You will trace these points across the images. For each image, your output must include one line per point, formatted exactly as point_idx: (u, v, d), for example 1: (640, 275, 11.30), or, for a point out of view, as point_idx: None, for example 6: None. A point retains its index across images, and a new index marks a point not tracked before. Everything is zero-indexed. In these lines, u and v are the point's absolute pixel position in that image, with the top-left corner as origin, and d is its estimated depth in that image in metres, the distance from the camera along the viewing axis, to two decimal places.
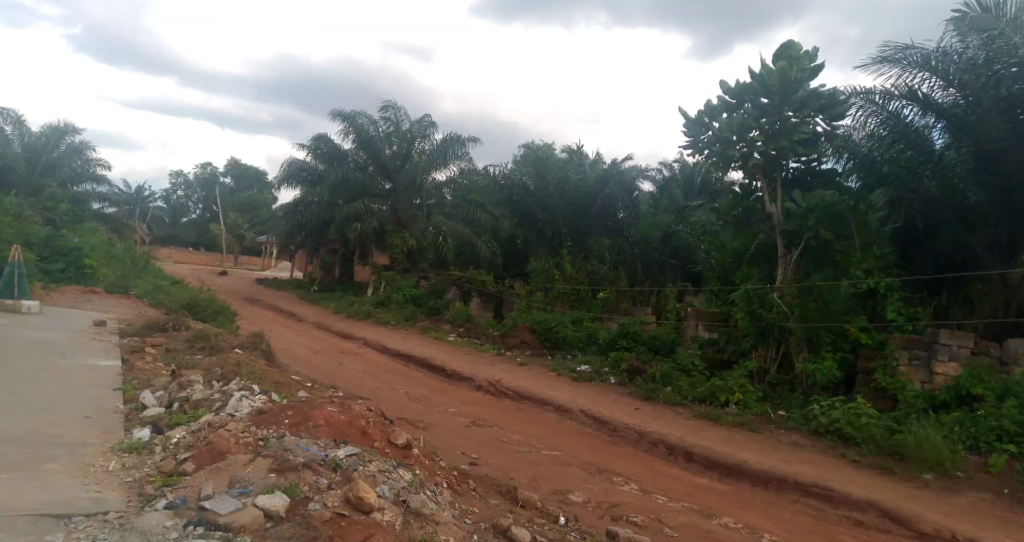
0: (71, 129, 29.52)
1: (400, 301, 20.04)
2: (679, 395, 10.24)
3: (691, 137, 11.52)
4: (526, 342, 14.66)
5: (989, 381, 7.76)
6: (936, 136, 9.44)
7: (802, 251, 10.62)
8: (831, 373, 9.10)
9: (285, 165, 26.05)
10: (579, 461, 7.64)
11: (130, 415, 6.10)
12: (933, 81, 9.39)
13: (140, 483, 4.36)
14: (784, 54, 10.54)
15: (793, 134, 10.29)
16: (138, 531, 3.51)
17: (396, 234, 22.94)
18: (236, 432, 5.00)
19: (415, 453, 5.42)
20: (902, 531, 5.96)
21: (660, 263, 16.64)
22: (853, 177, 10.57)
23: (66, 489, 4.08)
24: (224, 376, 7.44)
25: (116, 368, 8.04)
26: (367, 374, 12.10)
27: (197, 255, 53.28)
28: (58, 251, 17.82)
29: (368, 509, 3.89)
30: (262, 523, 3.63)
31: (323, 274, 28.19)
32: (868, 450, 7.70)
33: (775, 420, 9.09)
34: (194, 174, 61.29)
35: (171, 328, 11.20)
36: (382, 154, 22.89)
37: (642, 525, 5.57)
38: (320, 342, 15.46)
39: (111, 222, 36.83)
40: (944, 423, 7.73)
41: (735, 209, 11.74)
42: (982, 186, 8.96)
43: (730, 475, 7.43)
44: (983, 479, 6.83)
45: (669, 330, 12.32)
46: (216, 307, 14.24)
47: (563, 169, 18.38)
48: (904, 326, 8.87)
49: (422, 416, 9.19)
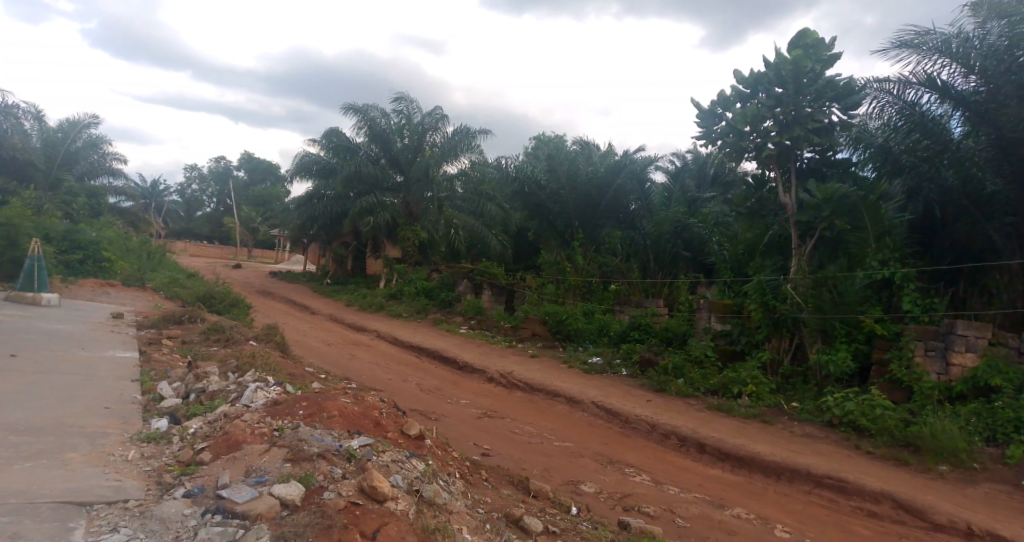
0: (92, 121, 29.94)
1: (413, 293, 20.14)
2: (691, 387, 10.22)
3: (703, 128, 11.45)
4: (537, 334, 14.72)
5: (1007, 372, 7.66)
6: (955, 126, 9.31)
7: (816, 242, 10.55)
8: (844, 365, 9.03)
9: (297, 159, 26.24)
10: (591, 452, 7.66)
11: (148, 406, 6.21)
12: (953, 67, 9.19)
13: (159, 471, 4.44)
14: (800, 42, 10.44)
15: (807, 125, 10.19)
16: (158, 519, 3.58)
17: (407, 227, 23.10)
18: (253, 422, 5.07)
19: (428, 444, 5.45)
20: (916, 522, 5.93)
21: (672, 255, 16.29)
22: (868, 167, 10.45)
23: (88, 477, 4.18)
24: (240, 367, 7.55)
25: (135, 359, 8.18)
26: (380, 366, 12.22)
27: (210, 248, 53.77)
28: (76, 245, 18.07)
29: (382, 499, 3.93)
30: (278, 511, 3.69)
31: (335, 268, 28.38)
32: (882, 441, 7.66)
33: (788, 411, 9.05)
34: (208, 168, 62.03)
35: (187, 320, 11.37)
36: (394, 147, 23.23)
37: (654, 515, 5.58)
38: (333, 334, 15.63)
39: (126, 216, 37.27)
40: (960, 415, 7.65)
41: (748, 199, 11.72)
42: (1001, 175, 8.82)
43: (742, 466, 7.43)
44: (999, 471, 6.78)
45: (681, 322, 12.22)
46: (231, 299, 14.43)
47: (574, 159, 18.29)
48: (919, 317, 8.77)
49: (434, 408, 9.24)
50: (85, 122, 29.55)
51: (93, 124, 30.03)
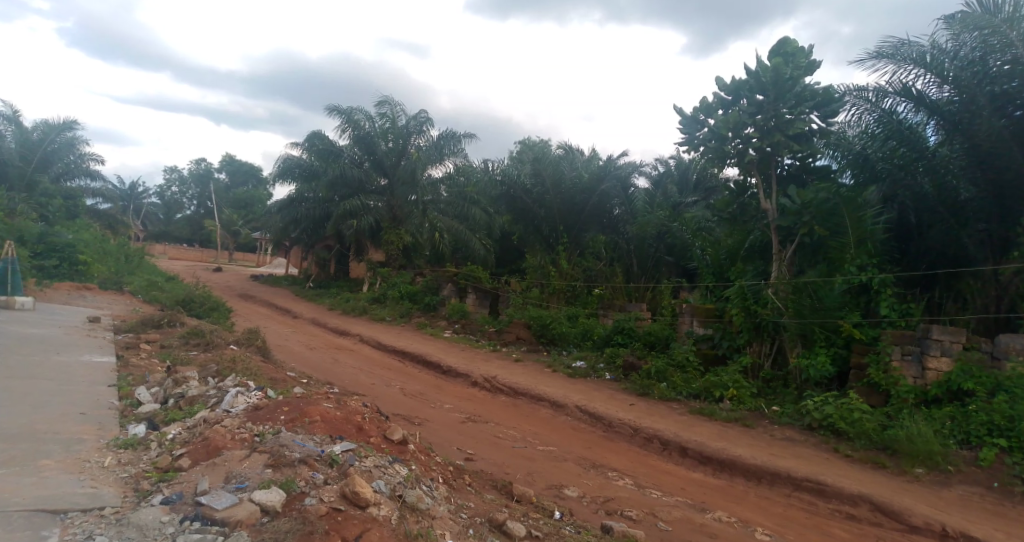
0: (72, 124, 29.60)
1: (396, 298, 20.00)
2: (673, 391, 10.28)
3: (686, 134, 11.58)
4: (521, 338, 14.72)
5: (980, 375, 7.78)
6: (930, 133, 9.50)
7: (796, 248, 10.71)
8: (824, 368, 9.20)
9: (279, 161, 26.01)
10: (573, 456, 7.66)
11: (126, 411, 6.10)
12: (927, 77, 9.37)
13: (136, 478, 4.36)
14: (780, 51, 10.60)
15: (787, 130, 10.31)
16: (135, 526, 3.51)
17: (391, 230, 23.04)
18: (233, 428, 5.01)
19: (411, 449, 5.42)
20: (893, 524, 6.02)
21: (655, 259, 17.04)
22: (847, 173, 10.64)
23: (62, 484, 4.09)
24: (220, 372, 7.46)
25: (111, 364, 8.03)
26: (363, 370, 12.09)
27: (189, 251, 52.83)
28: (52, 248, 17.70)
29: (364, 504, 3.90)
30: (259, 518, 3.65)
31: (317, 271, 28.14)
32: (861, 445, 7.78)
33: (769, 415, 9.14)
34: (188, 170, 61.36)
35: (165, 324, 11.21)
36: (378, 150, 23.02)
37: (636, 520, 5.60)
38: (315, 338, 15.48)
39: (104, 218, 36.78)
40: (936, 418, 7.77)
41: (730, 205, 11.88)
42: (975, 183, 9.01)
43: (723, 470, 7.50)
44: (973, 473, 6.92)
45: (664, 327, 12.34)
46: (211, 303, 14.23)
47: (559, 164, 18.21)
48: (897, 322, 8.93)
49: (418, 413, 9.19)
50: (64, 126, 29.14)
51: (71, 126, 29.48)
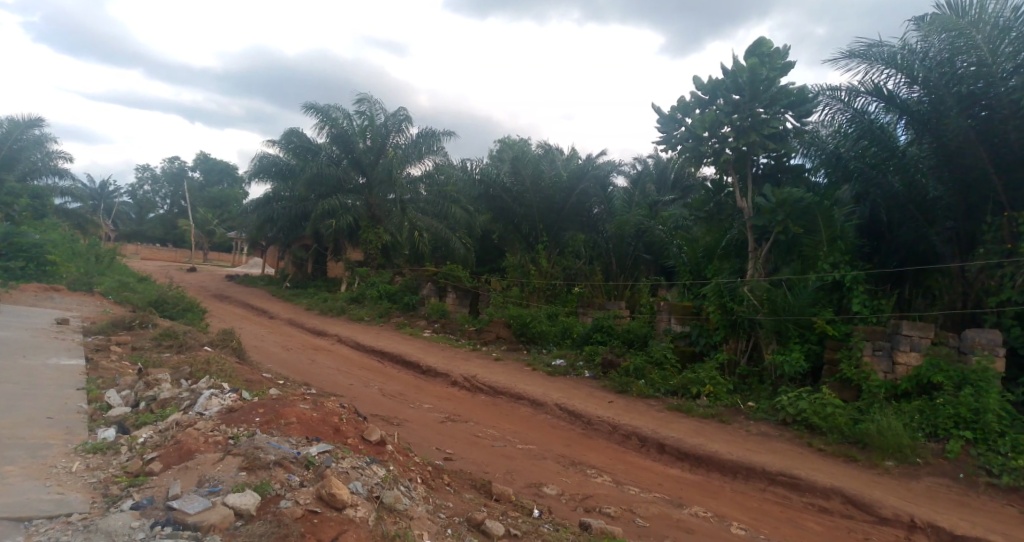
0: (37, 121, 28.77)
1: (375, 297, 19.86)
2: (651, 388, 10.37)
3: (663, 133, 11.67)
4: (501, 336, 14.70)
5: (948, 369, 7.95)
6: (901, 133, 9.71)
7: (771, 246, 10.86)
8: (798, 364, 9.34)
9: (255, 159, 25.66)
10: (552, 454, 7.69)
11: (95, 415, 5.97)
12: (898, 78, 9.58)
13: (105, 483, 4.27)
14: (755, 51, 10.74)
15: (762, 130, 10.44)
16: (103, 532, 3.44)
17: (370, 228, 22.88)
18: (206, 430, 4.93)
19: (389, 449, 5.39)
20: (864, 516, 6.14)
21: (634, 258, 17.16)
22: (820, 172, 10.91)
23: (27, 491, 3.99)
24: (194, 374, 7.33)
25: (80, 367, 7.84)
26: (341, 371, 11.99)
27: (162, 251, 51.78)
28: (18, 248, 17.22)
29: (340, 506, 3.87)
30: (232, 522, 3.60)
31: (295, 270, 27.81)
32: (833, 439, 7.93)
33: (745, 411, 9.27)
34: (161, 168, 60.17)
35: (137, 326, 10.99)
36: (355, 148, 22.70)
37: (614, 516, 5.63)
38: (292, 339, 15.30)
39: (73, 217, 35.87)
40: (905, 412, 7.94)
41: (707, 203, 12.06)
42: (943, 182, 9.23)
43: (700, 465, 7.58)
44: (941, 464, 7.10)
45: (642, 325, 12.46)
46: (185, 304, 13.98)
47: (538, 162, 18.27)
48: (868, 318, 9.11)
49: (397, 413, 9.14)
50: (28, 123, 28.29)
51: (37, 123, 28.65)
